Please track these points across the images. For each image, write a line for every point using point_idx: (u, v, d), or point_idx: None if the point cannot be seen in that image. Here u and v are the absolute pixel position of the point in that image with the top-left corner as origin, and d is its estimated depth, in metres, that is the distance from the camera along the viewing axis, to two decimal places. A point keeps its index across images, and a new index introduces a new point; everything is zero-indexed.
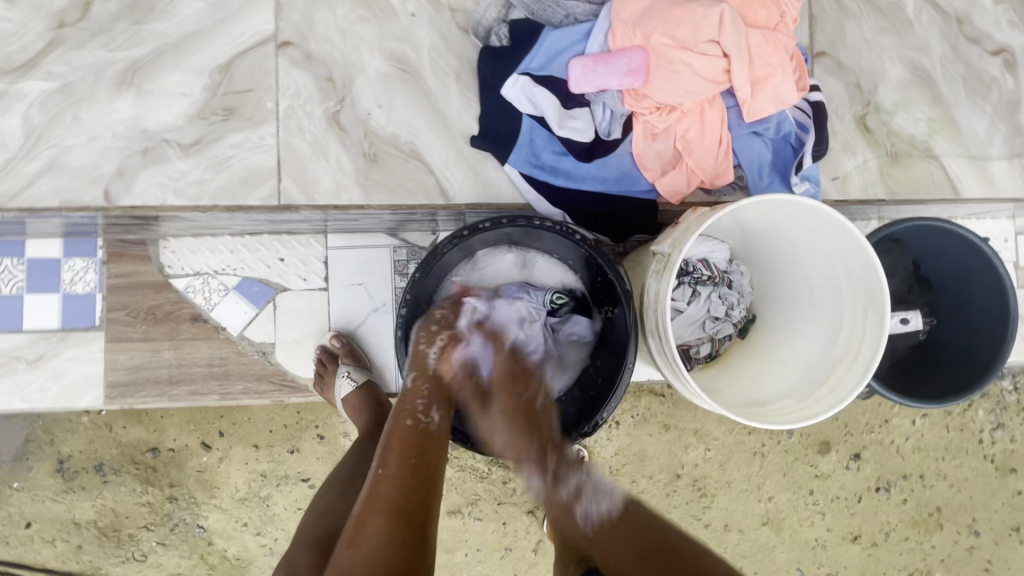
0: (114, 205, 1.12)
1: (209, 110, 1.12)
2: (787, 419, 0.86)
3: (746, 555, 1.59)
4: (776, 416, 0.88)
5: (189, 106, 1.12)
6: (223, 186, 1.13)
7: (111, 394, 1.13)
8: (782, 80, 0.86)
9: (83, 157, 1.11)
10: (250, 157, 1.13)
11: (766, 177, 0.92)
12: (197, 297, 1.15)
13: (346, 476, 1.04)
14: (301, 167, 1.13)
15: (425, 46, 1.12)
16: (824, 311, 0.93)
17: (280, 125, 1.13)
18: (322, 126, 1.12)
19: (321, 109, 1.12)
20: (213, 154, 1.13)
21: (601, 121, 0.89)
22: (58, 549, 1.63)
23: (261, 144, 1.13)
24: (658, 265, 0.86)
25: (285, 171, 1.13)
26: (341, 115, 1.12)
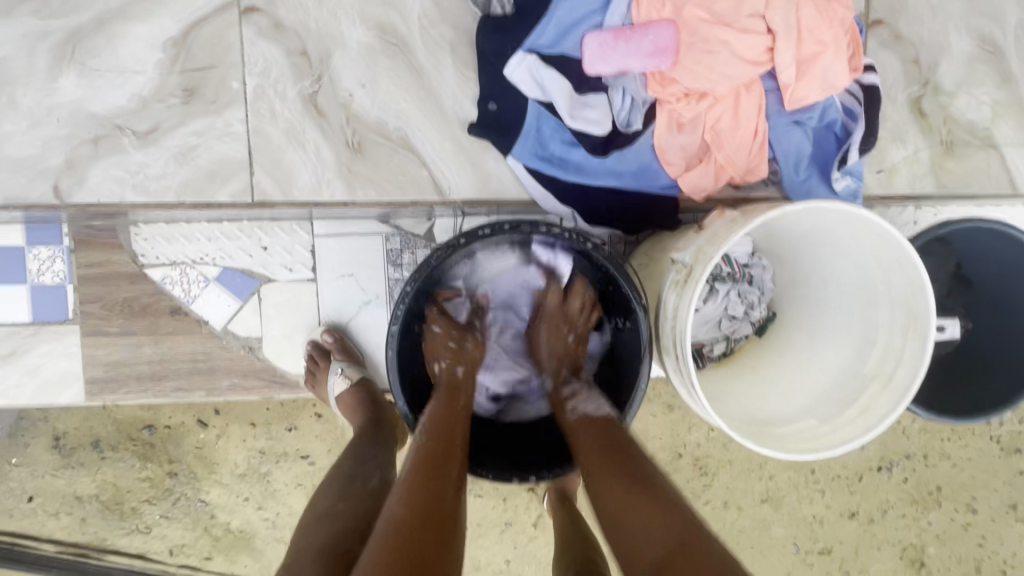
0: (65, 202, 1.02)
1: (166, 91, 0.99)
2: (806, 449, 0.79)
3: (743, 531, 1.59)
4: (793, 444, 0.80)
5: (143, 84, 0.99)
6: (188, 180, 1.02)
7: (92, 390, 1.07)
8: (833, 60, 0.74)
9: (27, 147, 1.00)
10: (216, 146, 1.01)
11: (803, 172, 0.81)
12: (176, 289, 1.07)
13: (346, 475, 0.94)
14: (275, 156, 1.01)
15: (414, 12, 0.97)
16: (858, 322, 0.85)
17: (249, 108, 1.00)
18: (298, 110, 1.00)
19: (295, 90, 0.99)
20: (176, 139, 1.01)
21: (619, 111, 0.78)
22: (63, 522, 1.64)
23: (229, 131, 1.01)
24: (677, 276, 0.77)
25: (258, 162, 1.02)
26: (318, 97, 0.99)
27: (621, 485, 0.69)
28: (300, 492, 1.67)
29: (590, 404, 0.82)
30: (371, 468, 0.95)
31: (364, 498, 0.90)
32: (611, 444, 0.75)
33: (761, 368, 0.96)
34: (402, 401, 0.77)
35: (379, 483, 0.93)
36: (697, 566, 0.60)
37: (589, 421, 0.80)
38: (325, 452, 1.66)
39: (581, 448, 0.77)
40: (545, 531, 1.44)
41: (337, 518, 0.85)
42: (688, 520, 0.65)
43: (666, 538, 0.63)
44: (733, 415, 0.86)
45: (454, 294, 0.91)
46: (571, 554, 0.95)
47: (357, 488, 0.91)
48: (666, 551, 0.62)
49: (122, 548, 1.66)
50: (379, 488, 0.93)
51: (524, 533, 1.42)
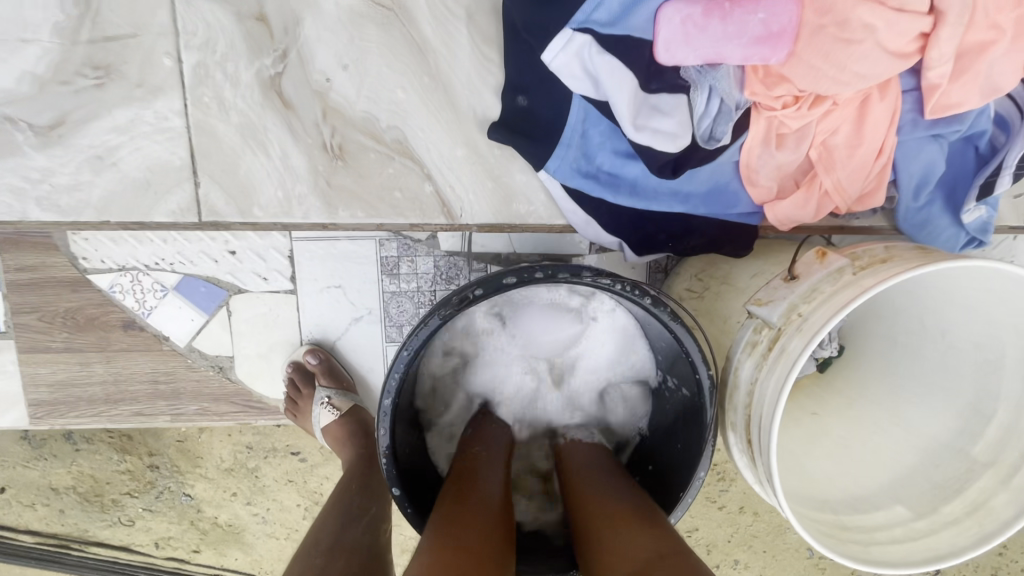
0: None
1: (71, 69, 0.71)
2: (904, 558, 0.63)
3: (756, 535, 1.41)
4: (885, 550, 0.64)
5: (37, 62, 0.71)
6: (112, 194, 0.75)
7: (36, 413, 0.92)
8: (1010, 54, 0.52)
9: None
10: (144, 148, 0.74)
11: (924, 199, 0.62)
12: (127, 299, 0.89)
13: (327, 547, 0.74)
14: (229, 164, 0.75)
15: None
16: (969, 389, 0.67)
17: (189, 98, 0.73)
18: (257, 99, 0.73)
19: (250, 72, 0.73)
20: (84, 143, 0.73)
21: (701, 117, 0.55)
22: (39, 513, 1.55)
23: (164, 128, 0.74)
24: (756, 335, 0.60)
25: (205, 171, 0.75)
26: (284, 82, 0.73)
27: (616, 504, 0.58)
28: (290, 489, 1.56)
29: (584, 434, 0.73)
30: (358, 536, 0.77)
31: None
32: (604, 469, 0.65)
33: (824, 415, 0.77)
34: (398, 488, 0.61)
35: (368, 559, 0.75)
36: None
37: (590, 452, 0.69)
38: (317, 450, 1.54)
39: (568, 471, 0.66)
40: None
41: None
42: (671, 538, 0.53)
43: (645, 549, 0.51)
44: (799, 500, 0.68)
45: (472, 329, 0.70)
46: None
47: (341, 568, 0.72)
48: (642, 563, 0.50)
49: (105, 539, 1.58)
50: (370, 566, 0.75)
51: None
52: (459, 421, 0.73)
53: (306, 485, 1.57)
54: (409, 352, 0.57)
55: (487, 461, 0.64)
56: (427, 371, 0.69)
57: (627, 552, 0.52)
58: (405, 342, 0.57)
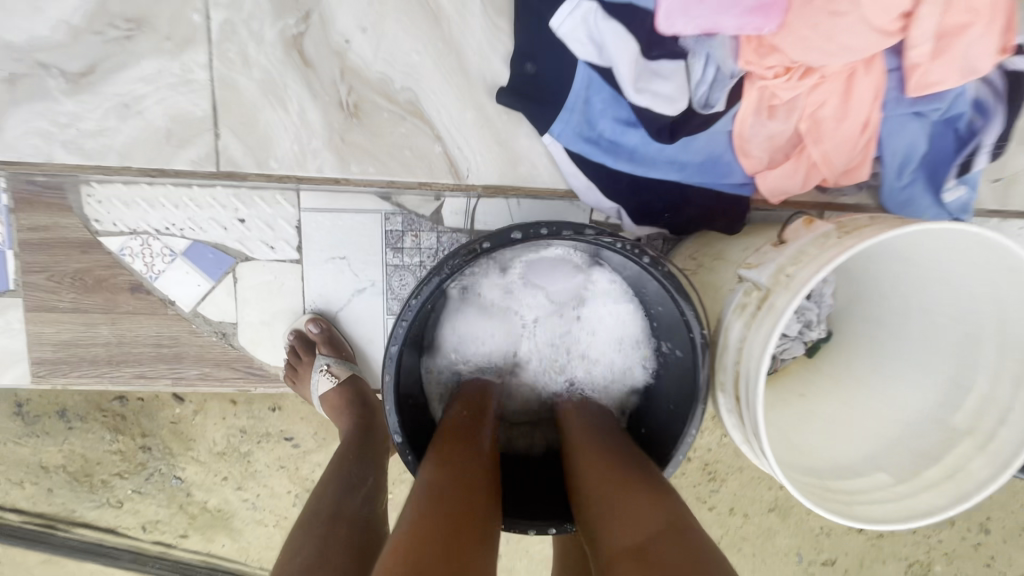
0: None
1: (105, 20, 0.81)
2: (885, 517, 0.65)
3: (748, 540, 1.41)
4: (868, 510, 0.65)
5: (74, 12, 0.81)
6: (141, 137, 0.85)
7: (39, 372, 0.93)
8: (983, 36, 0.56)
9: None
10: (172, 98, 0.84)
11: (908, 177, 0.65)
12: (135, 262, 0.91)
13: (327, 518, 0.75)
14: (248, 116, 0.85)
15: None
16: (949, 362, 0.70)
17: (214, 51, 0.83)
18: (279, 57, 0.83)
19: (275, 30, 0.82)
20: (115, 90, 0.84)
21: (698, 85, 0.60)
22: (27, 491, 1.54)
23: (187, 79, 0.84)
24: (746, 298, 0.63)
25: (224, 123, 0.85)
26: (305, 41, 0.82)
27: (615, 476, 0.58)
28: (282, 475, 1.57)
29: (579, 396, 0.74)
30: (357, 506, 0.79)
31: (348, 551, 0.72)
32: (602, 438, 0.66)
33: (811, 396, 0.81)
34: (400, 434, 0.63)
35: (366, 527, 0.77)
36: (681, 550, 0.49)
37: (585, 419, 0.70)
38: (312, 437, 1.55)
39: (568, 429, 0.68)
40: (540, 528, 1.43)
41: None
42: (679, 512, 0.54)
43: (650, 521, 0.52)
44: (786, 462, 0.71)
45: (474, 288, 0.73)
46: None
47: (342, 539, 0.73)
48: (645, 534, 0.51)
49: (92, 521, 1.57)
50: (369, 536, 0.76)
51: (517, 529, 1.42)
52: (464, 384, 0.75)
53: (298, 473, 1.58)
54: (418, 300, 0.60)
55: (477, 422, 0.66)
56: (431, 330, 0.73)
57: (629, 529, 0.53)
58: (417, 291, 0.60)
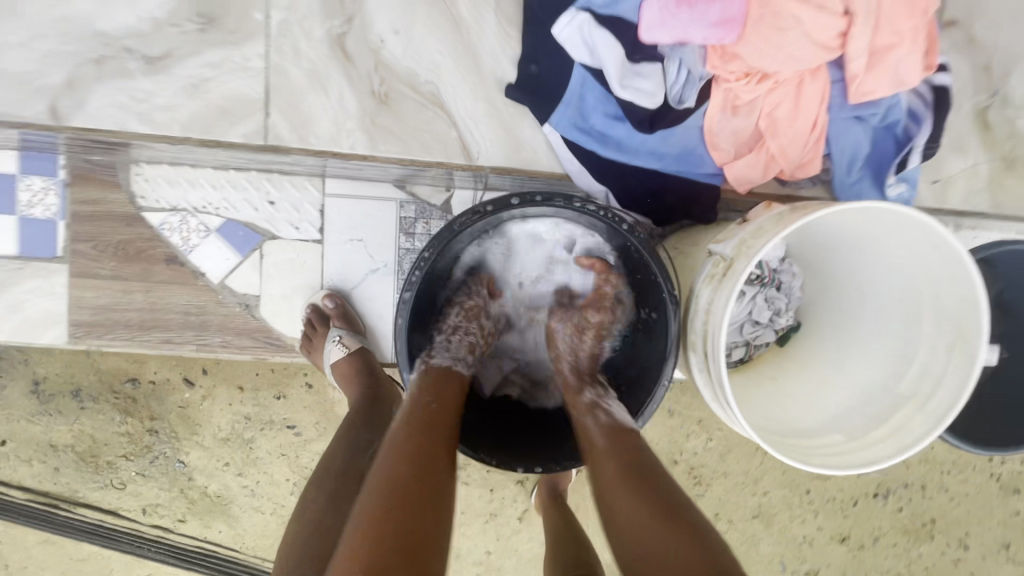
0: (64, 124, 0.96)
1: (183, 16, 0.94)
2: (836, 465, 0.73)
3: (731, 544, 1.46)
4: (824, 459, 0.74)
5: (159, 7, 0.94)
6: (200, 114, 0.97)
7: (75, 333, 1.02)
8: (908, 54, 0.68)
9: (29, 59, 0.94)
10: (231, 82, 0.96)
11: (856, 173, 0.76)
12: (173, 236, 1.01)
13: (336, 475, 0.88)
14: (293, 99, 0.96)
15: None
16: (897, 338, 0.79)
17: (271, 44, 0.95)
18: (324, 51, 0.95)
19: (322, 29, 0.95)
20: (188, 72, 0.96)
21: (672, 84, 0.72)
22: (34, 469, 1.59)
23: (245, 66, 0.96)
24: (714, 268, 0.72)
25: (274, 105, 0.97)
26: (347, 39, 0.95)
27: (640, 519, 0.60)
28: (282, 463, 1.62)
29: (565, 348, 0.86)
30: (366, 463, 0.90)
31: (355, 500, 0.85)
32: (626, 448, 0.68)
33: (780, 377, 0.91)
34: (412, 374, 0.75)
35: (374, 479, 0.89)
36: None
37: (608, 428, 0.71)
38: (313, 425, 1.61)
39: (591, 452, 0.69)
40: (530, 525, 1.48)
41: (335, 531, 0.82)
42: (716, 551, 0.57)
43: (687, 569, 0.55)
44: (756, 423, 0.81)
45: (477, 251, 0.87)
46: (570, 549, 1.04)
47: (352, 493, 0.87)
48: None
49: (94, 502, 1.61)
50: None
51: (508, 525, 1.47)
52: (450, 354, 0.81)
53: (298, 461, 1.63)
54: (431, 253, 0.72)
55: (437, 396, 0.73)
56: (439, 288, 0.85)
57: (661, 559, 0.57)
58: (432, 246, 0.71)
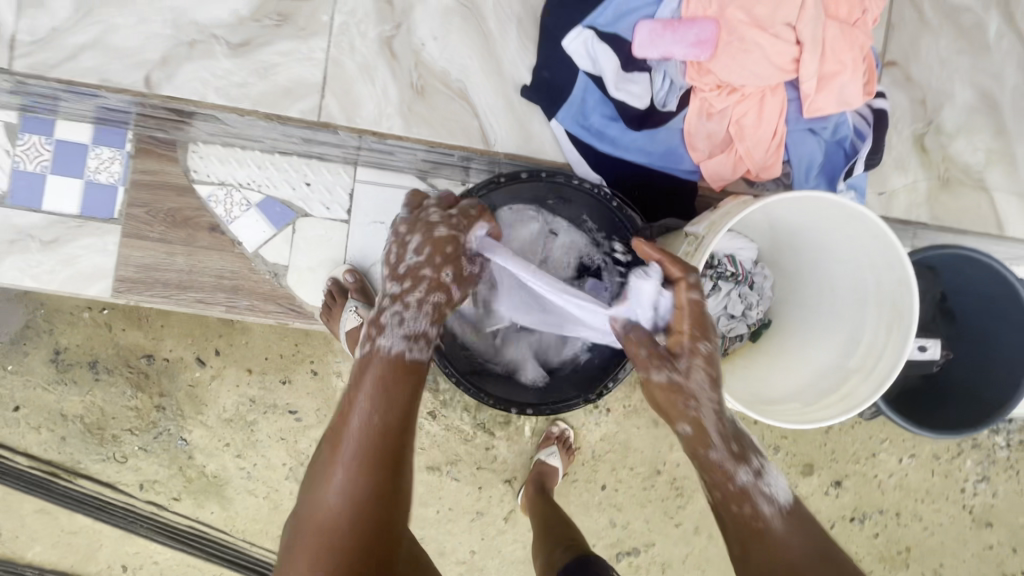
0: (154, 92, 1.09)
1: (264, 13, 1.09)
2: (791, 422, 0.84)
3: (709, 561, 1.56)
4: (782, 419, 0.85)
5: (243, 5, 1.09)
6: (267, 93, 1.10)
7: (119, 288, 1.13)
8: (850, 80, 0.84)
9: (129, 38, 1.09)
10: (296, 68, 1.09)
11: (812, 179, 0.90)
12: (218, 208, 1.14)
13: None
14: (347, 87, 1.10)
15: None
16: (846, 322, 0.91)
17: (333, 41, 1.09)
18: (375, 49, 1.08)
19: (375, 32, 1.08)
20: (261, 58, 1.09)
21: (658, 91, 0.87)
22: (41, 437, 1.63)
23: (310, 57, 1.09)
24: (688, 247, 0.84)
25: (330, 89, 1.10)
26: (394, 42, 1.08)
27: None
28: (280, 447, 1.66)
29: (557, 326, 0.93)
30: None
31: None
32: (808, 535, 0.74)
33: (750, 362, 1.01)
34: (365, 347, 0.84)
35: None
36: None
37: (790, 517, 0.75)
38: (314, 412, 1.66)
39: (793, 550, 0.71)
40: (516, 526, 1.52)
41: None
42: None
43: None
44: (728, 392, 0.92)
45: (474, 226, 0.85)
46: (559, 532, 1.16)
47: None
48: None
49: (93, 474, 1.64)
50: None
51: (493, 525, 1.51)
52: (403, 332, 0.83)
53: (297, 446, 1.67)
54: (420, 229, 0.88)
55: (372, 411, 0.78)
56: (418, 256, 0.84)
57: None
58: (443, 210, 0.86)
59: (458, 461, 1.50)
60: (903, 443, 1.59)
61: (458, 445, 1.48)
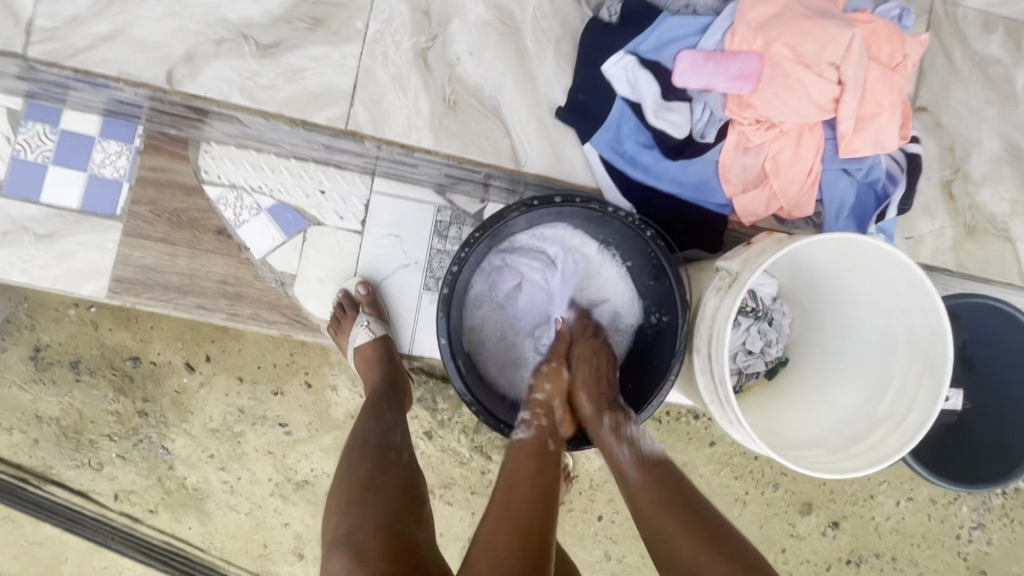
0: (174, 89, 1.05)
1: (296, 16, 1.06)
2: (816, 468, 0.82)
3: None
4: (806, 463, 0.83)
5: (277, 7, 1.06)
6: (291, 98, 1.06)
7: (114, 289, 1.07)
8: (887, 123, 0.83)
9: (153, 32, 1.05)
10: (328, 74, 1.06)
11: (842, 219, 0.89)
12: (227, 211, 1.09)
13: (377, 446, 0.94)
14: (376, 98, 1.07)
15: (531, 4, 1.06)
16: (873, 370, 0.89)
17: (365, 48, 1.06)
18: (408, 60, 1.06)
19: (410, 43, 1.06)
20: (291, 61, 1.06)
21: (698, 121, 0.86)
22: (13, 439, 1.52)
23: (341, 62, 1.06)
24: (720, 281, 0.83)
25: (359, 97, 1.06)
26: (429, 53, 1.06)
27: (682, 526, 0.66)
28: (266, 461, 1.56)
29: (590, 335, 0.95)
30: (399, 439, 0.97)
31: (398, 470, 0.91)
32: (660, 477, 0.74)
33: (768, 405, 0.98)
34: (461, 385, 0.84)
35: (410, 460, 0.95)
36: None
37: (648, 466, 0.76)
38: (305, 426, 1.56)
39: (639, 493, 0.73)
40: None
41: (379, 496, 0.85)
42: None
43: None
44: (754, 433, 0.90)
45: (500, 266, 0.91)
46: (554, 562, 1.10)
47: (391, 460, 0.92)
48: None
49: (65, 481, 1.54)
50: (411, 463, 0.95)
51: None
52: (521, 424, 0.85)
53: (284, 461, 1.56)
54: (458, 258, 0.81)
55: (519, 473, 0.76)
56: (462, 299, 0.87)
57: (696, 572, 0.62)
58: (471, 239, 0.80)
59: (451, 485, 1.45)
60: (902, 486, 1.55)
61: (453, 468, 1.44)
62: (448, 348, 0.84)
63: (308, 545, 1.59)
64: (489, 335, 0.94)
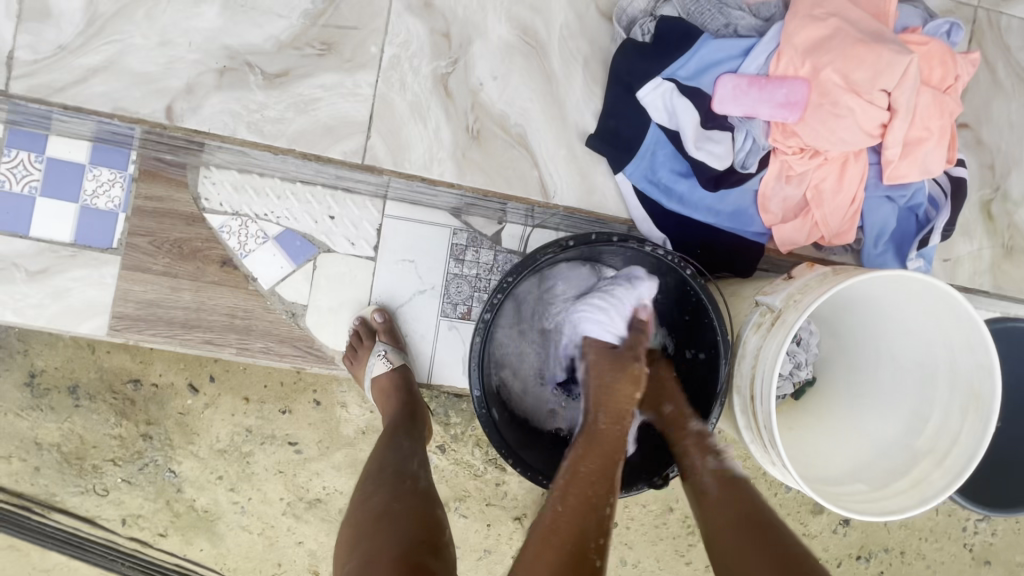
0: (175, 124, 0.98)
1: (304, 41, 0.98)
2: (863, 509, 0.80)
3: None
4: (850, 503, 0.82)
5: (283, 30, 0.98)
6: (304, 131, 0.99)
7: (116, 325, 1.01)
8: (934, 148, 0.81)
9: (148, 63, 0.97)
10: (339, 104, 0.99)
11: (881, 246, 0.88)
12: (231, 240, 1.03)
13: (393, 472, 0.87)
14: (394, 127, 1.00)
15: (558, 22, 0.99)
16: (911, 399, 0.86)
17: (381, 75, 0.99)
18: (427, 87, 0.99)
19: (429, 68, 0.99)
20: (300, 91, 0.99)
21: (739, 151, 0.87)
22: (12, 468, 1.37)
23: (356, 92, 0.99)
24: (761, 317, 0.81)
25: (376, 128, 1.00)
26: (450, 79, 0.99)
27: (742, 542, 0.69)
28: (278, 481, 1.43)
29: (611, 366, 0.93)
30: (415, 467, 0.89)
31: (416, 499, 0.83)
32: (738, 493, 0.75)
33: (797, 430, 0.96)
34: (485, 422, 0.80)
35: (428, 487, 0.87)
36: None
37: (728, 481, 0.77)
38: (315, 444, 1.44)
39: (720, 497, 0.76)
40: None
41: (392, 525, 0.78)
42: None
43: None
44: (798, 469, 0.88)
45: (528, 296, 0.88)
46: None
47: (408, 488, 0.85)
48: None
49: (70, 507, 1.40)
50: (428, 491, 0.87)
51: (501, 564, 1.39)
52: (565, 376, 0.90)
53: (295, 481, 1.44)
54: (489, 304, 0.78)
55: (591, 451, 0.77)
56: (493, 340, 0.85)
57: None
58: (504, 286, 0.77)
59: (466, 497, 1.37)
60: None
61: (467, 481, 1.36)
62: (481, 399, 0.81)
63: (322, 563, 1.47)
64: (516, 380, 0.90)
